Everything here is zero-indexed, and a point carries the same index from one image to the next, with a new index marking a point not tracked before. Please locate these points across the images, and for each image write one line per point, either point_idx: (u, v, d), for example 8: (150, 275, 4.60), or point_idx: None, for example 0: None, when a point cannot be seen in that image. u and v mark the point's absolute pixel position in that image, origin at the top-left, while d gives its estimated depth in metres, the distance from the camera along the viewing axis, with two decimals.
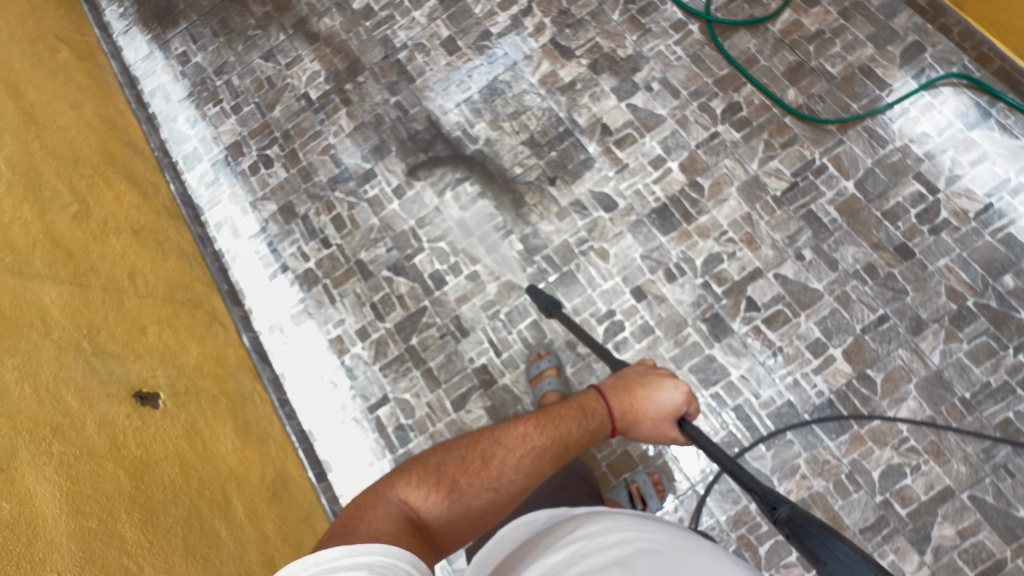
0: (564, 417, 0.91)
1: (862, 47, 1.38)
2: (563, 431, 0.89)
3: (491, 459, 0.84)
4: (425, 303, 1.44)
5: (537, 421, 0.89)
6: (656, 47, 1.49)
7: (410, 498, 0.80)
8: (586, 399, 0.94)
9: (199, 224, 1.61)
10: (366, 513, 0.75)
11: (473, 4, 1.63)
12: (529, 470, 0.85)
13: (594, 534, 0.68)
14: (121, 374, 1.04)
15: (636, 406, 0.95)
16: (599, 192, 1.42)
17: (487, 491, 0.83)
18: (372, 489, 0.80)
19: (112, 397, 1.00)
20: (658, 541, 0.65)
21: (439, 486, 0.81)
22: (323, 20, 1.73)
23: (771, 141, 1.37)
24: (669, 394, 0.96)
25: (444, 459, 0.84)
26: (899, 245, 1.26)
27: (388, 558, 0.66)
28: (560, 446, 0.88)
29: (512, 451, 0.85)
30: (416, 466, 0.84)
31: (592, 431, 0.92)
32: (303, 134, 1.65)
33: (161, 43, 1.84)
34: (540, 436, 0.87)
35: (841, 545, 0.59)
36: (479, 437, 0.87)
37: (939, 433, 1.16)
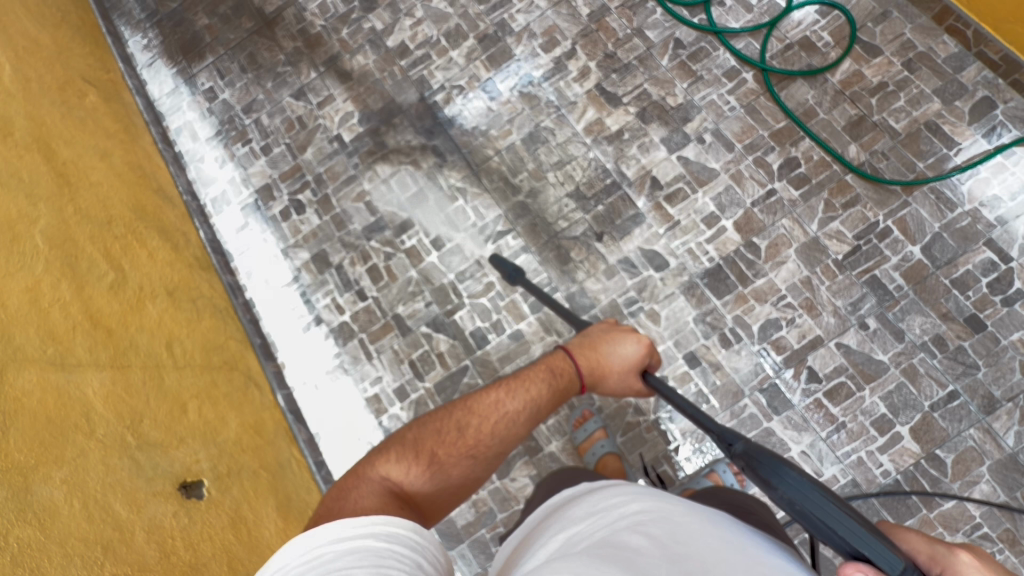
0: (534, 380, 0.89)
1: (928, 102, 1.32)
2: (533, 393, 0.88)
3: (466, 428, 0.83)
4: (466, 362, 1.39)
5: (507, 386, 0.87)
6: (707, 96, 1.43)
7: (392, 474, 0.78)
8: (553, 361, 0.92)
9: (229, 272, 1.56)
10: (350, 495, 0.72)
11: (514, 44, 1.58)
12: (505, 435, 0.84)
13: (612, 501, 0.68)
14: (165, 467, 1.04)
15: (604, 362, 0.94)
16: (649, 250, 1.36)
17: (466, 459, 0.82)
18: (352, 470, 0.78)
19: (158, 496, 0.99)
20: (677, 509, 0.66)
21: (418, 460, 0.80)
22: (356, 58, 1.68)
23: (832, 200, 1.31)
24: (632, 346, 0.93)
25: (420, 434, 0.82)
26: (969, 316, 1.20)
27: (392, 525, 0.66)
28: (534, 409, 0.87)
29: (487, 418, 0.84)
30: (394, 443, 0.82)
31: (561, 391, 0.91)
32: (337, 179, 1.59)
33: (187, 77, 1.78)
34: (513, 401, 0.86)
35: (790, 472, 0.58)
36: (452, 407, 0.85)
37: (1015, 520, 1.10)
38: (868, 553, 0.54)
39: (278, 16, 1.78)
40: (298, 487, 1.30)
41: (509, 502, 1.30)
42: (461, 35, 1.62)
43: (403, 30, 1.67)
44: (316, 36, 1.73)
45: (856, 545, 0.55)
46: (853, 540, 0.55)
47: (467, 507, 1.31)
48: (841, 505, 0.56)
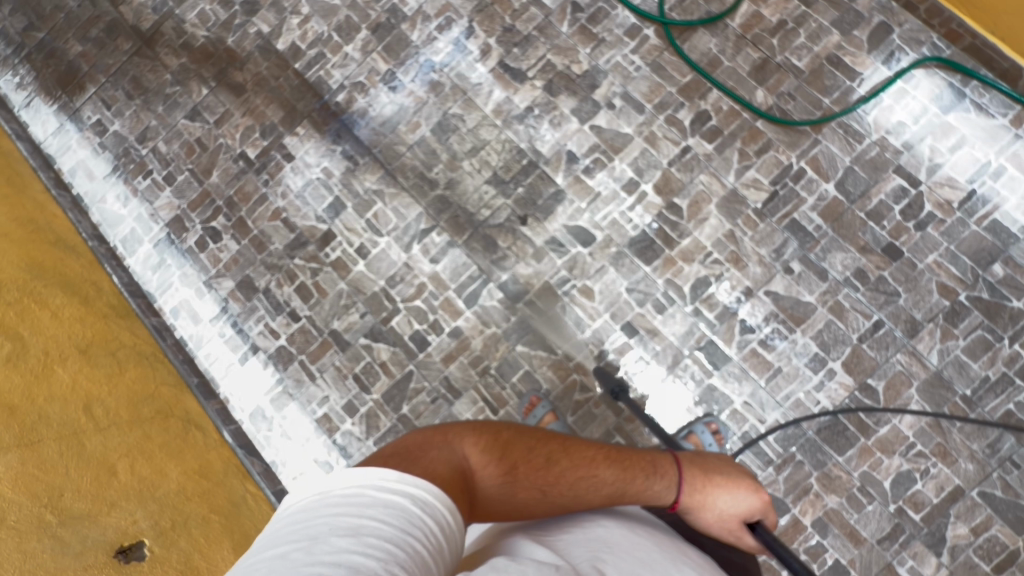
0: (635, 465, 0.77)
1: (828, 35, 1.31)
2: (628, 479, 0.76)
3: (553, 464, 0.71)
4: (410, 367, 1.37)
5: (609, 453, 0.76)
6: (612, 58, 1.39)
7: (472, 458, 0.66)
8: (659, 457, 0.81)
9: (153, 313, 1.48)
10: (428, 453, 0.62)
11: (409, 31, 1.50)
12: (579, 496, 0.72)
13: (583, 524, 0.71)
14: (96, 537, 1.04)
15: (707, 493, 0.81)
16: (574, 226, 1.34)
17: (536, 492, 0.70)
18: (439, 428, 0.67)
19: (90, 569, 1.01)
20: (643, 546, 0.69)
21: (501, 462, 0.68)
22: (247, 67, 1.58)
23: (745, 149, 1.30)
24: (744, 496, 0.81)
25: (515, 439, 0.71)
26: (886, 245, 1.22)
27: (434, 498, 0.57)
28: (618, 492, 0.74)
29: (576, 468, 0.72)
30: (489, 429, 0.70)
31: (651, 493, 0.78)
32: (248, 200, 1.52)
33: (70, 112, 1.66)
34: (606, 469, 0.74)
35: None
36: (553, 435, 0.74)
37: (944, 433, 1.16)
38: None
39: (156, 33, 1.65)
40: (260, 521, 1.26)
41: None
42: (353, 28, 1.53)
43: (291, 30, 1.57)
44: (200, 49, 1.61)
45: None
46: None
47: None
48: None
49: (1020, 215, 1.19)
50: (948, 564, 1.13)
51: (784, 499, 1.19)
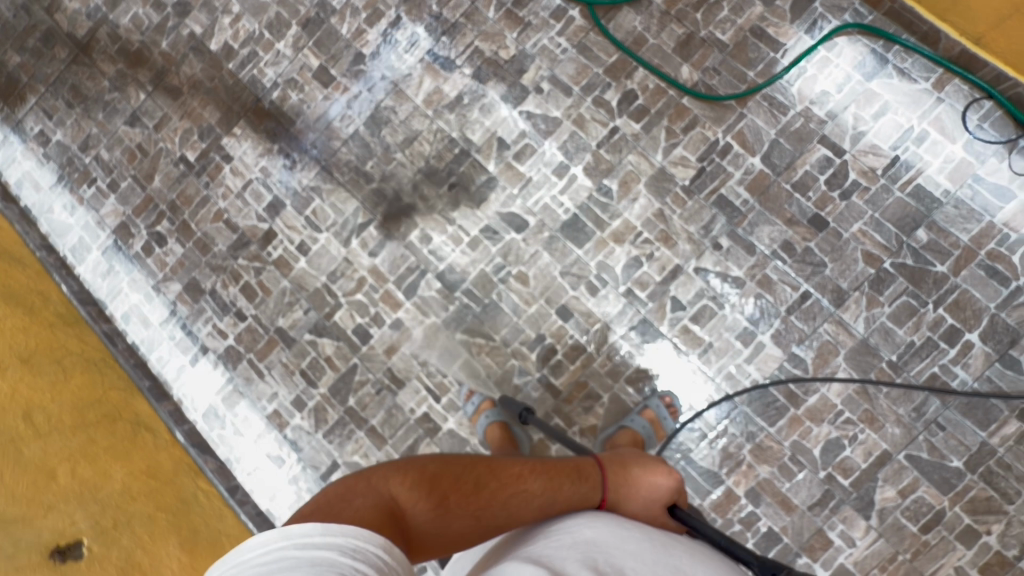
0: (560, 472, 0.78)
1: (751, 7, 1.29)
2: (558, 487, 0.75)
3: (483, 486, 0.72)
4: (355, 361, 1.39)
5: (534, 466, 0.77)
6: (539, 42, 1.38)
7: (402, 497, 0.66)
8: (582, 464, 0.81)
9: (104, 320, 1.51)
10: (353, 500, 0.62)
11: (338, 24, 1.49)
12: (514, 513, 0.72)
13: (564, 531, 0.68)
14: (29, 539, 1.01)
15: (631, 486, 0.82)
16: (507, 213, 1.35)
17: (470, 518, 0.70)
18: (364, 473, 0.67)
19: (24, 569, 0.98)
20: (630, 538, 0.67)
21: (431, 496, 0.68)
22: (182, 70, 1.57)
23: (672, 127, 1.30)
24: (662, 481, 0.83)
25: (443, 471, 0.71)
26: (812, 216, 1.23)
27: (363, 540, 0.55)
28: (552, 502, 0.74)
29: (506, 487, 0.73)
30: (415, 464, 0.70)
31: (583, 499, 0.76)
32: (190, 203, 1.53)
33: (13, 124, 1.67)
34: (535, 481, 0.75)
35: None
36: (477, 460, 0.75)
37: (871, 400, 1.18)
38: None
39: (92, 39, 1.65)
40: (213, 517, 1.29)
41: None
42: (283, 24, 1.52)
43: (223, 30, 1.56)
44: (136, 53, 1.61)
45: None
46: None
47: None
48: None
49: (943, 179, 1.19)
50: (876, 526, 1.15)
51: (718, 471, 1.21)
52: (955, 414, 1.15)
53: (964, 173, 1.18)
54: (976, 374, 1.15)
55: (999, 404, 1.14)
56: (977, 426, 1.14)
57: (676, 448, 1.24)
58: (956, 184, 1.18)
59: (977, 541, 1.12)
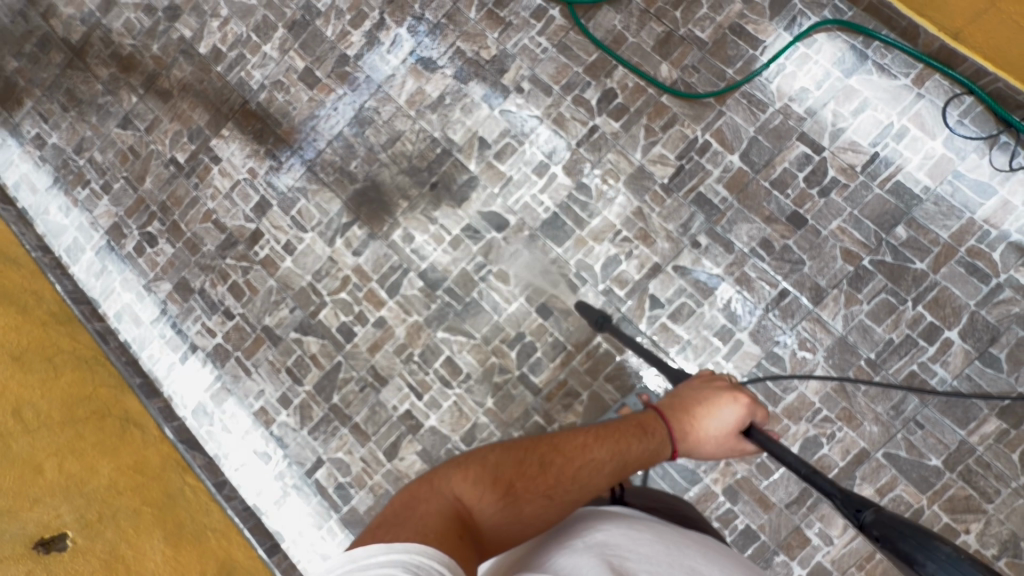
0: (623, 432, 0.71)
1: (730, 4, 1.29)
2: (625, 449, 0.69)
3: (549, 466, 0.65)
4: (339, 358, 1.41)
5: (597, 432, 0.69)
6: (520, 42, 1.39)
7: (466, 497, 0.62)
8: (642, 417, 0.74)
9: (98, 319, 1.54)
10: (416, 508, 0.59)
11: (323, 26, 1.51)
12: (586, 486, 0.65)
13: (580, 536, 0.64)
14: (14, 531, 1.02)
15: (700, 427, 0.74)
16: (487, 212, 1.36)
17: (543, 499, 0.64)
18: (424, 477, 0.63)
19: (7, 560, 0.98)
20: (643, 540, 0.63)
21: (496, 487, 0.63)
22: (172, 73, 1.60)
23: (651, 125, 1.30)
24: (730, 411, 0.74)
25: (504, 459, 0.65)
26: (791, 214, 1.23)
27: (426, 558, 0.52)
28: (621, 465, 0.68)
29: (572, 461, 0.66)
30: (475, 458, 0.65)
31: (651, 454, 0.71)
32: (180, 203, 1.55)
33: (11, 128, 1.71)
34: (600, 448, 0.68)
35: (942, 548, 0.53)
36: (537, 439, 0.68)
37: (849, 398, 1.17)
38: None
39: (86, 44, 1.68)
40: (197, 510, 1.31)
41: (403, 481, 1.35)
42: (270, 26, 1.54)
43: (212, 34, 1.59)
44: (128, 57, 1.64)
45: None
46: None
47: (366, 493, 1.36)
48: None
49: (922, 175, 1.18)
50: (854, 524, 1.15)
51: (696, 469, 1.22)
52: (934, 412, 1.14)
53: (944, 169, 1.18)
54: (955, 372, 1.14)
55: (978, 403, 1.13)
56: (956, 425, 1.13)
57: None
58: (935, 181, 1.18)
59: (956, 540, 1.11)
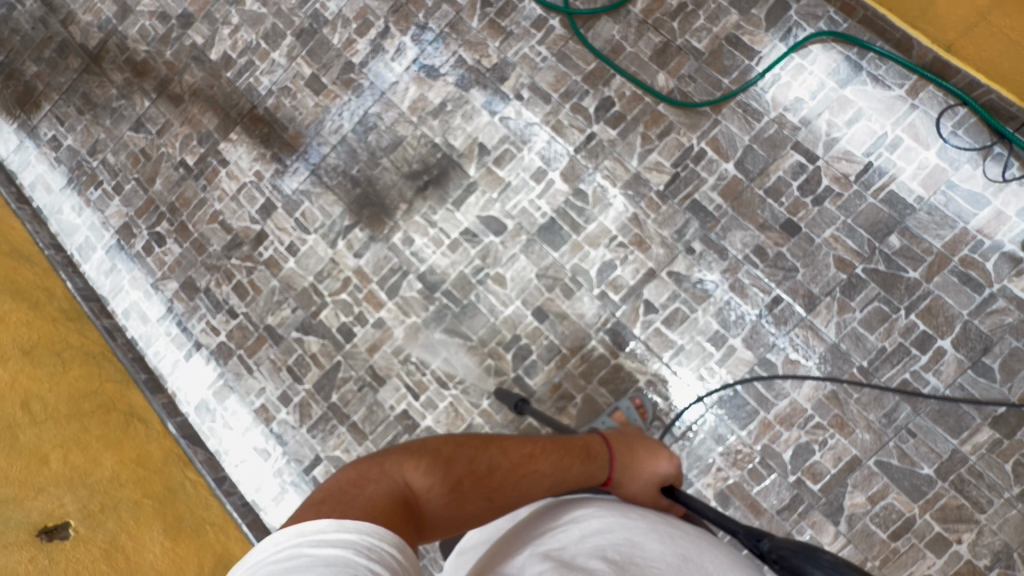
0: (570, 450, 0.73)
1: (726, 15, 1.32)
2: (566, 465, 0.71)
3: (495, 470, 0.66)
4: (339, 358, 1.44)
5: (545, 444, 0.72)
6: (520, 50, 1.42)
7: (415, 484, 0.61)
8: (590, 441, 0.76)
9: (106, 316, 1.58)
10: (364, 488, 0.57)
11: (330, 34, 1.55)
12: (526, 495, 0.68)
13: (571, 525, 0.62)
14: (19, 518, 1.04)
15: (637, 468, 0.76)
16: (486, 217, 1.39)
17: (482, 500, 0.65)
18: (375, 457, 0.63)
19: (11, 546, 1.00)
20: (638, 527, 0.62)
21: (445, 480, 0.63)
22: (184, 78, 1.65)
23: (648, 133, 1.33)
24: (666, 465, 0.77)
25: (457, 453, 0.65)
26: (785, 222, 1.24)
27: (378, 539, 0.51)
28: (561, 483, 0.70)
29: (518, 469, 0.68)
30: (429, 448, 0.65)
31: (590, 478, 0.73)
32: (188, 205, 1.60)
33: (29, 130, 1.77)
34: (545, 461, 0.70)
35: (824, 556, 0.60)
36: (490, 439, 0.69)
37: (841, 405, 1.18)
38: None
39: (102, 50, 1.73)
40: (196, 505, 1.36)
41: None
42: (279, 34, 1.59)
43: (223, 40, 1.64)
44: (142, 63, 1.69)
45: None
46: None
47: None
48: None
49: (916, 185, 1.20)
50: (845, 532, 1.15)
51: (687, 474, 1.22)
52: (926, 421, 1.15)
53: (938, 179, 1.19)
54: (947, 381, 1.15)
55: (971, 412, 1.14)
56: (948, 433, 1.14)
57: None
58: (929, 191, 1.19)
59: (948, 550, 1.11)
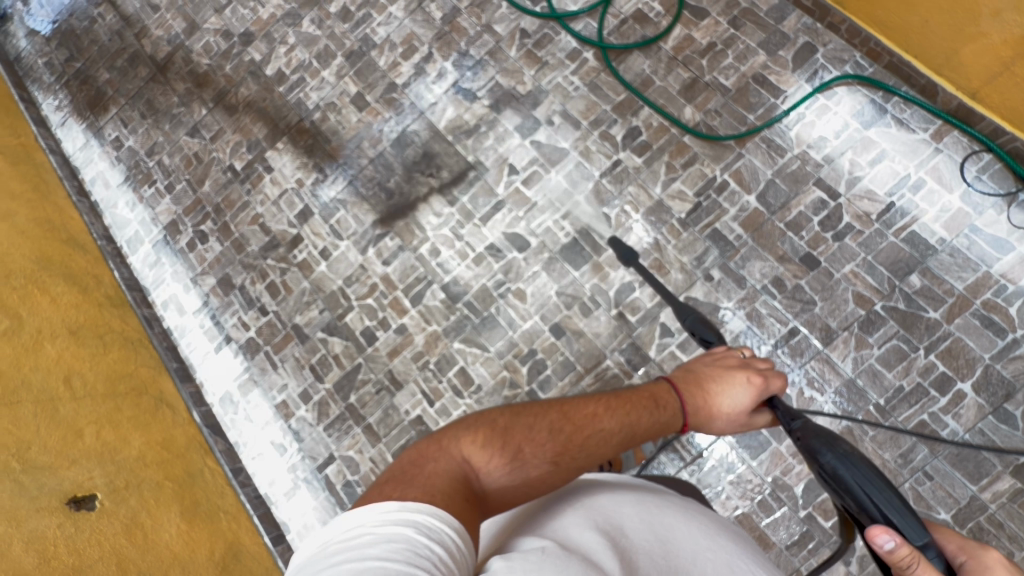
0: (635, 404, 0.75)
1: (755, 56, 1.37)
2: (633, 419, 0.74)
3: (557, 433, 0.68)
4: (360, 360, 1.49)
5: (607, 403, 0.73)
6: (554, 79, 1.49)
7: (473, 459, 0.64)
8: (658, 391, 0.78)
9: (146, 305, 1.67)
10: (424, 467, 0.61)
11: (377, 57, 1.66)
12: (594, 454, 0.70)
13: (568, 501, 0.69)
14: (52, 486, 1.14)
15: (714, 402, 0.79)
16: (511, 233, 1.44)
17: (548, 465, 0.67)
18: (433, 437, 0.66)
19: (42, 510, 1.09)
20: (625, 503, 0.70)
21: (503, 451, 0.65)
22: (239, 91, 1.78)
23: (672, 162, 1.37)
24: (744, 390, 0.80)
25: (513, 423, 0.68)
26: (804, 255, 1.26)
27: (438, 520, 0.54)
28: (629, 435, 0.73)
29: (580, 430, 0.69)
30: (486, 421, 0.68)
31: (663, 425, 0.76)
32: (232, 206, 1.69)
33: (95, 130, 1.91)
34: (609, 418, 0.72)
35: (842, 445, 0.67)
36: (549, 404, 0.71)
37: (856, 441, 1.17)
38: (896, 518, 0.60)
39: (169, 61, 1.88)
40: (211, 492, 1.41)
41: None
42: (330, 54, 1.71)
43: (278, 58, 1.76)
44: (203, 75, 1.83)
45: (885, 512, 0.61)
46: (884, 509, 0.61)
47: None
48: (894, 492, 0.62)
49: (938, 227, 1.21)
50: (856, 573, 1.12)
51: None
52: (944, 464, 1.13)
53: (961, 223, 1.20)
54: (967, 425, 1.13)
55: (991, 458, 1.12)
56: (967, 479, 1.12)
57: (654, 469, 1.26)
58: (952, 233, 1.20)
59: None
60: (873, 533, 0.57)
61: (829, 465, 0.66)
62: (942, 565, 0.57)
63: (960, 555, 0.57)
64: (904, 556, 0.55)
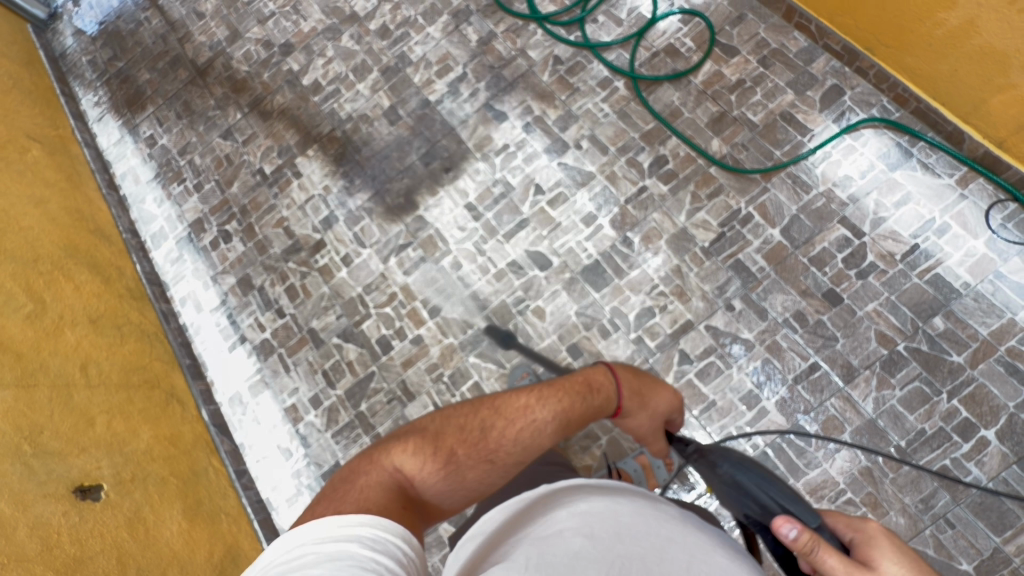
0: (569, 390, 0.77)
1: (783, 94, 1.41)
2: (567, 406, 0.75)
3: (489, 430, 0.71)
4: (373, 368, 1.48)
5: (541, 393, 0.75)
6: (584, 105, 1.53)
7: (405, 467, 0.67)
8: (592, 374, 0.81)
9: (164, 300, 1.67)
10: (356, 480, 0.62)
11: (412, 73, 1.71)
12: (529, 446, 0.72)
13: (562, 505, 0.69)
14: (61, 472, 1.12)
15: (642, 398, 0.84)
16: (534, 251, 1.45)
17: (483, 464, 0.70)
18: (366, 453, 0.68)
19: (49, 496, 1.07)
20: (624, 510, 0.69)
21: (435, 456, 0.68)
22: (276, 98, 1.83)
23: (698, 191, 1.39)
24: (669, 397, 0.87)
25: (442, 428, 0.71)
26: (827, 290, 1.26)
27: (383, 531, 0.54)
28: (564, 422, 0.75)
29: (512, 424, 0.72)
30: (416, 431, 0.70)
31: (598, 409, 0.79)
32: (259, 208, 1.71)
33: (131, 127, 1.96)
34: (542, 409, 0.74)
35: (733, 455, 0.76)
36: (479, 403, 0.74)
37: (876, 483, 1.14)
38: (792, 507, 0.67)
39: (209, 66, 1.94)
40: (215, 492, 1.40)
41: None
42: (366, 69, 1.76)
43: (316, 69, 1.82)
44: (241, 81, 1.89)
45: (783, 504, 0.68)
46: (779, 500, 0.69)
47: None
48: (781, 485, 0.71)
49: (963, 271, 1.21)
50: None
51: None
52: (967, 512, 1.10)
53: (986, 268, 1.21)
54: (991, 474, 1.11)
55: (1015, 510, 1.09)
56: (990, 530, 1.09)
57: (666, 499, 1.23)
58: (976, 278, 1.20)
59: None
60: (777, 525, 0.62)
61: (728, 473, 0.75)
62: (838, 543, 0.64)
63: (849, 531, 0.64)
64: (806, 540, 0.60)
